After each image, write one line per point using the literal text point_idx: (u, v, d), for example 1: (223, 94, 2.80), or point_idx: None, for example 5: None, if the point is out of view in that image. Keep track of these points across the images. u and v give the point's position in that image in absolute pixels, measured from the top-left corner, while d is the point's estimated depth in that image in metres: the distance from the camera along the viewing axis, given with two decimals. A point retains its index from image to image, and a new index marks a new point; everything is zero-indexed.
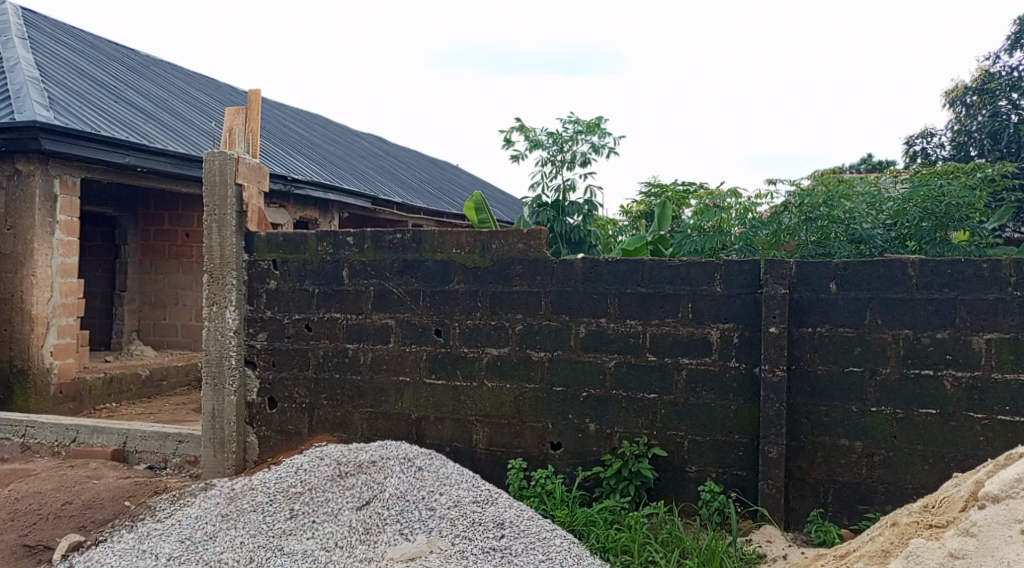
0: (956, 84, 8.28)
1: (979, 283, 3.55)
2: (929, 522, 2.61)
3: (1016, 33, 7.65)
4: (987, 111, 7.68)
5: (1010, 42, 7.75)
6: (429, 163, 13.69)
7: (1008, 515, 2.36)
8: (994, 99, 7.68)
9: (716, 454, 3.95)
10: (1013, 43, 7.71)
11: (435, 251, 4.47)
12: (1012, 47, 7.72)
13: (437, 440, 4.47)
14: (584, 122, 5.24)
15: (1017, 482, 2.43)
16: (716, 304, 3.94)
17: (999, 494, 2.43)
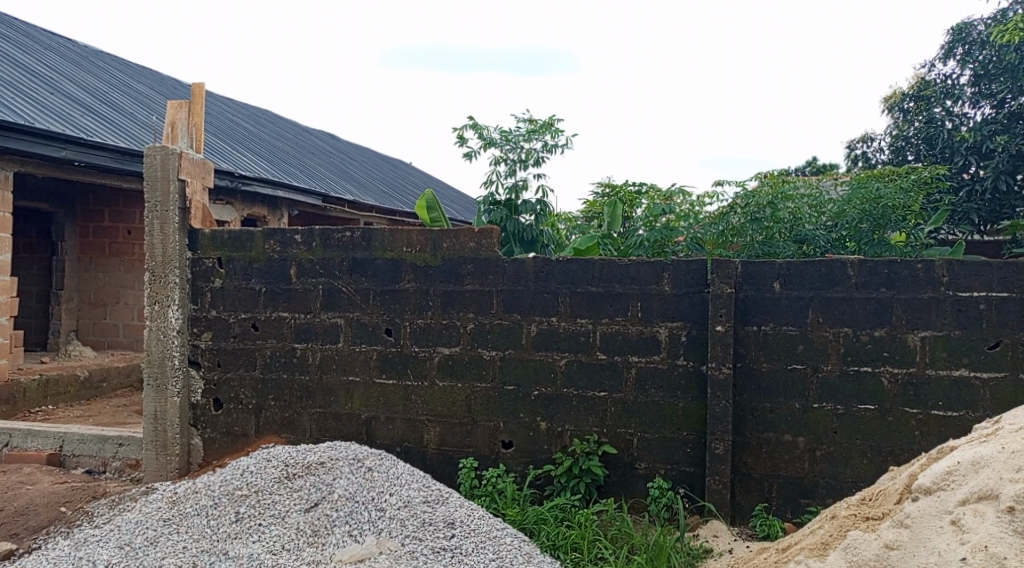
0: (894, 91, 8.53)
1: (914, 282, 3.66)
2: (865, 514, 2.69)
3: (949, 42, 7.92)
4: (923, 117, 7.96)
5: (944, 51, 8.02)
6: (383, 162, 13.60)
7: (940, 506, 2.43)
8: (929, 105, 7.94)
9: (664, 451, 4.00)
10: (947, 52, 7.97)
11: (385, 249, 4.44)
12: (945, 56, 7.99)
13: (387, 440, 4.44)
14: (536, 121, 5.25)
15: (947, 474, 2.51)
16: (665, 303, 3.99)
17: (931, 487, 2.51)
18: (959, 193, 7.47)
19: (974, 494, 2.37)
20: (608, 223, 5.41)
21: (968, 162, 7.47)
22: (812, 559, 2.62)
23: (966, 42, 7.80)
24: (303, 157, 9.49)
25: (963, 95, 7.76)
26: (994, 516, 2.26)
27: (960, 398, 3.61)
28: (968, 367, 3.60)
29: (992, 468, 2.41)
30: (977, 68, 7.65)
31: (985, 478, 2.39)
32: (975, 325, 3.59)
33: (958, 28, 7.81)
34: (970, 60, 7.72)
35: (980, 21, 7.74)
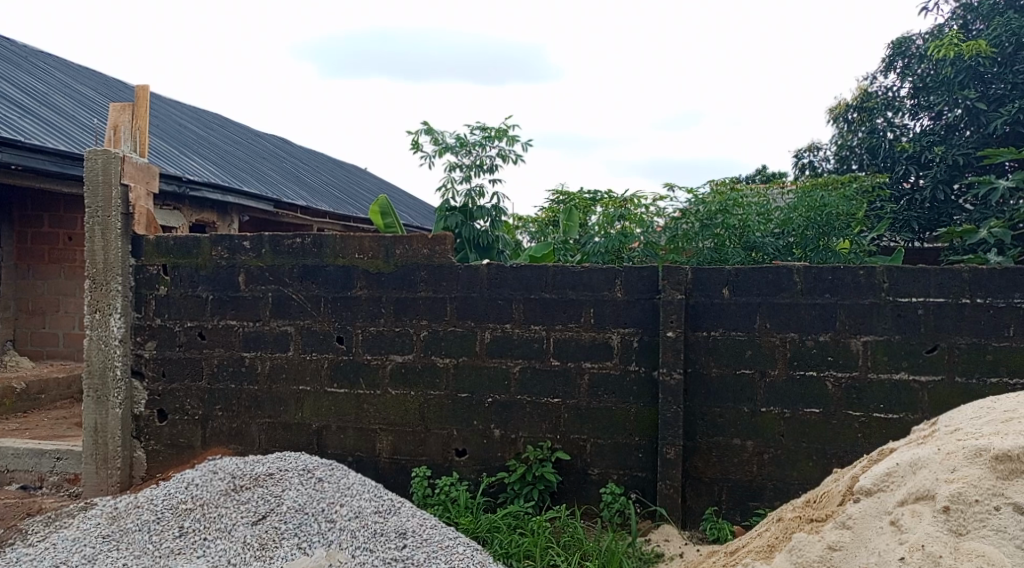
0: (838, 102, 8.75)
1: (857, 288, 3.73)
2: (809, 516, 2.74)
3: (890, 56, 8.15)
4: (866, 128, 8.19)
5: (885, 64, 8.25)
6: (337, 167, 13.49)
7: (880, 507, 2.48)
8: (872, 116, 8.17)
9: (617, 457, 4.02)
10: (888, 65, 8.20)
11: (336, 256, 4.39)
12: (886, 69, 8.21)
13: (339, 450, 4.38)
14: (490, 128, 5.25)
15: (887, 476, 2.57)
16: (616, 309, 4.02)
17: (871, 488, 2.57)
18: (900, 202, 7.65)
19: (912, 494, 2.42)
20: (562, 231, 5.37)
21: (908, 171, 7.66)
22: (758, 562, 2.67)
23: (905, 56, 8.03)
24: (255, 161, 9.34)
25: (904, 107, 7.98)
26: (931, 515, 2.31)
27: (900, 400, 3.69)
28: (907, 370, 3.68)
29: (929, 468, 2.47)
30: (915, 81, 7.88)
31: (922, 478, 2.44)
32: (913, 330, 3.68)
33: (898, 42, 8.05)
34: (909, 74, 7.95)
35: (918, 36, 8.01)
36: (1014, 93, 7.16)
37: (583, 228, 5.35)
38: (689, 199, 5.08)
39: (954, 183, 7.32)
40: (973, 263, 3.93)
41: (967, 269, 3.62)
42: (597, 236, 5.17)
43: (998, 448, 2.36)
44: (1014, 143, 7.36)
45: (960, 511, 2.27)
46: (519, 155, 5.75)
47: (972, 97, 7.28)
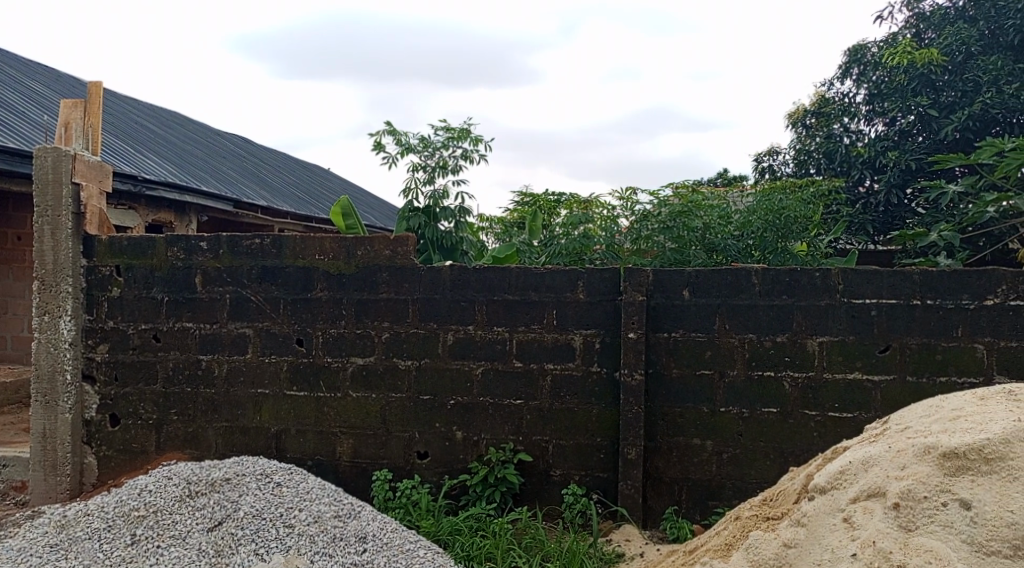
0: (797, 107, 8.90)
1: (813, 289, 3.80)
2: (766, 515, 2.79)
3: (846, 63, 8.34)
4: (823, 133, 8.35)
5: (841, 71, 8.43)
6: (298, 167, 13.32)
7: (833, 504, 2.53)
8: (829, 122, 8.35)
9: (579, 458, 4.04)
10: (845, 72, 8.38)
11: (296, 257, 4.33)
12: (842, 77, 8.40)
13: (298, 454, 4.33)
14: (453, 129, 5.23)
15: (840, 474, 2.63)
16: (579, 311, 4.03)
17: (825, 486, 2.62)
18: (855, 206, 7.82)
19: (864, 492, 2.47)
20: (528, 232, 5.47)
21: (863, 176, 7.88)
22: (716, 561, 2.71)
23: (861, 63, 8.22)
24: (212, 160, 9.17)
25: (859, 113, 8.15)
26: (882, 512, 2.35)
27: (854, 399, 3.76)
28: (861, 370, 3.76)
29: (880, 466, 2.52)
30: (870, 88, 8.05)
31: (874, 477, 2.50)
32: (867, 330, 3.75)
33: (854, 50, 8.24)
34: (865, 81, 8.13)
35: (873, 44, 8.22)
36: (964, 100, 7.42)
37: (547, 230, 5.36)
38: (651, 201, 5.10)
39: (907, 188, 7.51)
40: (924, 266, 4.03)
41: (917, 270, 3.70)
42: (561, 238, 5.20)
43: (946, 446, 2.41)
44: (963, 149, 7.60)
45: (909, 507, 2.31)
46: (483, 156, 5.73)
47: (925, 104, 7.51)
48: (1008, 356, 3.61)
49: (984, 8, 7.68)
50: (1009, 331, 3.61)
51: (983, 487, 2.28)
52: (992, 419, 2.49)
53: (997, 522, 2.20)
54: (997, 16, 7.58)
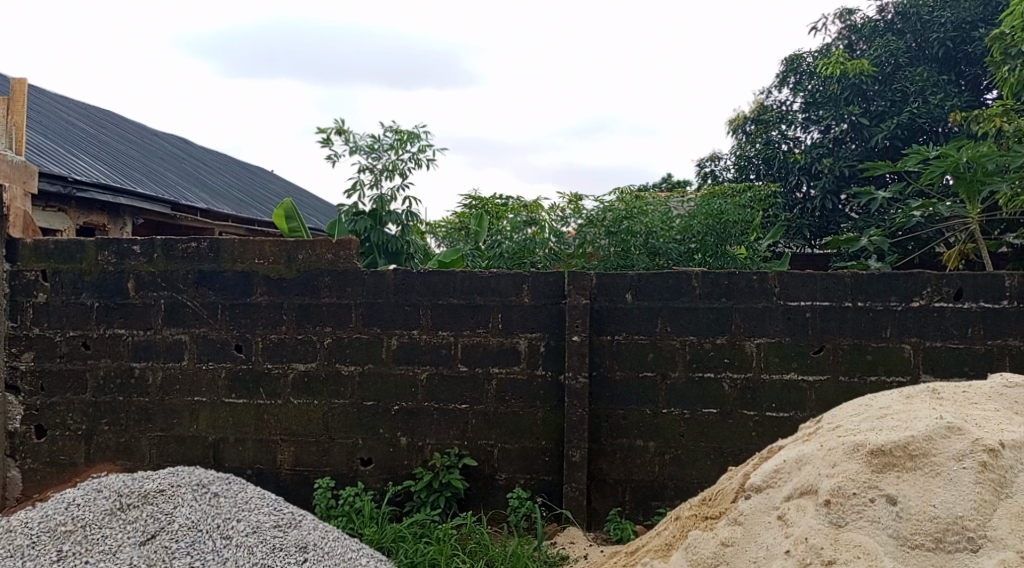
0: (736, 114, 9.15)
1: (750, 292, 3.90)
2: (704, 514, 2.85)
3: (782, 72, 8.64)
4: (761, 140, 8.57)
5: (778, 80, 8.73)
6: (237, 168, 13.02)
7: (768, 503, 2.62)
8: (767, 129, 8.57)
9: (525, 462, 4.06)
10: (782, 80, 8.67)
11: (234, 260, 4.24)
12: (779, 85, 8.68)
13: (237, 463, 4.23)
14: (402, 132, 5.20)
15: (775, 473, 2.71)
16: (523, 315, 4.05)
17: (761, 485, 2.71)
18: (793, 211, 8.13)
19: (797, 490, 2.55)
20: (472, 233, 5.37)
21: (800, 181, 8.17)
22: (657, 561, 2.77)
23: (797, 72, 8.54)
24: (147, 160, 8.89)
25: (795, 120, 8.41)
26: (814, 509, 2.42)
27: (790, 399, 3.88)
28: (797, 370, 3.87)
29: (813, 464, 2.60)
30: (806, 97, 8.36)
31: (807, 474, 2.58)
32: (802, 332, 3.87)
33: (790, 60, 8.57)
34: (801, 89, 8.42)
35: (808, 54, 8.54)
36: (892, 110, 7.76)
37: (492, 232, 5.28)
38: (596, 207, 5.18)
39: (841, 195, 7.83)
40: (855, 269, 4.18)
41: (849, 274, 3.83)
42: (505, 241, 5.23)
43: (874, 444, 2.49)
44: (893, 156, 7.93)
45: (840, 503, 2.37)
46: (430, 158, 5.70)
47: (857, 113, 7.82)
48: (934, 356, 3.78)
49: (912, 21, 8.14)
50: (934, 332, 3.78)
51: (908, 483, 2.36)
52: (916, 417, 2.61)
53: (921, 516, 2.26)
54: (923, 29, 8.07)
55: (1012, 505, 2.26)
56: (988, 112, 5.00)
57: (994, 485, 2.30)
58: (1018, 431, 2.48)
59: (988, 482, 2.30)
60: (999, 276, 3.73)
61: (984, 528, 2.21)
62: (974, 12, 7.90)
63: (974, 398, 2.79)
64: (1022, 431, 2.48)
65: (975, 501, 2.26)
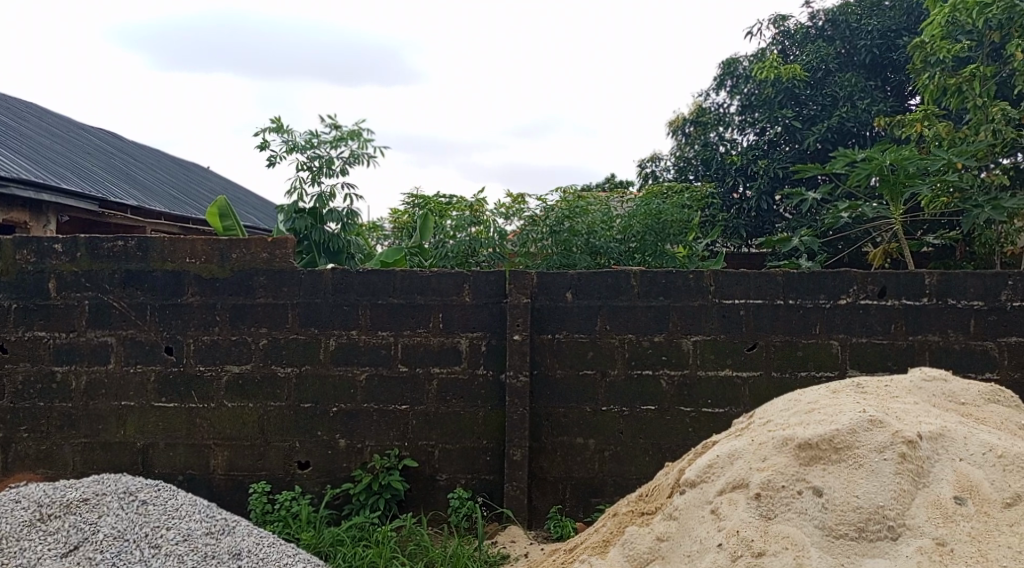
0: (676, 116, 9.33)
1: (687, 291, 3.98)
2: (641, 510, 2.91)
3: (720, 75, 8.85)
4: (700, 142, 8.82)
5: (716, 82, 8.93)
6: (170, 162, 12.63)
7: (702, 497, 2.63)
8: (706, 131, 8.81)
9: (466, 461, 4.05)
10: (719, 84, 8.88)
11: (164, 260, 4.10)
12: (718, 87, 8.89)
13: (167, 469, 4.10)
14: (341, 129, 5.12)
15: (709, 467, 2.72)
16: (464, 314, 4.04)
17: (695, 480, 2.71)
18: (730, 211, 8.36)
19: (729, 484, 2.56)
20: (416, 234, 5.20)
21: (737, 183, 8.39)
22: (594, 557, 2.79)
23: (734, 76, 8.75)
24: (71, 154, 8.52)
25: (733, 123, 8.63)
26: (745, 502, 2.45)
27: (724, 395, 3.98)
28: (731, 367, 3.98)
29: (744, 459, 2.63)
30: (742, 100, 8.58)
31: (739, 469, 2.60)
32: (737, 329, 3.97)
33: (727, 63, 8.78)
34: (738, 92, 8.65)
35: (744, 59, 8.77)
36: (824, 114, 8.06)
37: (438, 231, 5.24)
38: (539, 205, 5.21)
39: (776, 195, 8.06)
40: (787, 267, 4.31)
41: (781, 273, 3.95)
42: (449, 241, 5.20)
43: (802, 438, 2.54)
44: (822, 159, 8.27)
45: (769, 496, 2.42)
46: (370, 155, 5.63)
47: (790, 116, 8.05)
48: (860, 351, 3.94)
49: (841, 29, 8.42)
50: (859, 329, 3.93)
51: (833, 475, 2.42)
52: (843, 411, 2.69)
53: (845, 506, 2.32)
54: (852, 36, 8.35)
55: (929, 494, 2.32)
56: (911, 116, 5.22)
57: (913, 475, 2.36)
58: (935, 423, 2.57)
59: (907, 473, 2.36)
60: (920, 274, 3.90)
61: (903, 517, 2.27)
62: (899, 21, 8.22)
63: (896, 392, 2.92)
64: (938, 423, 2.58)
65: (895, 491, 2.32)
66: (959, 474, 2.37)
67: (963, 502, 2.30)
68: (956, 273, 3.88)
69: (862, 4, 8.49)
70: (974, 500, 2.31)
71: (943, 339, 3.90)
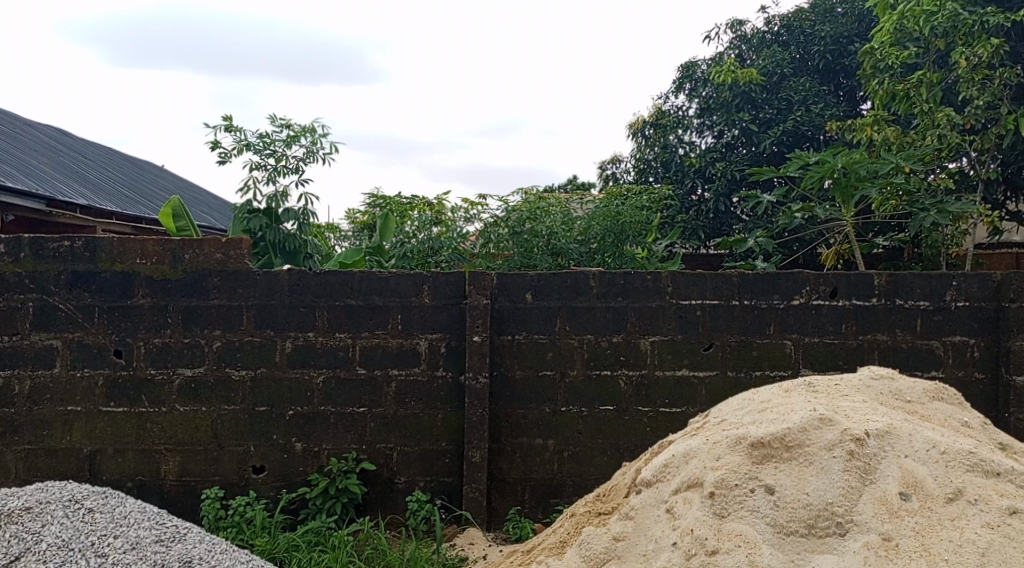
0: (636, 118, 9.29)
1: (645, 291, 4.02)
2: (598, 510, 2.92)
3: (679, 78, 8.98)
4: (659, 144, 8.88)
5: (675, 86, 9.04)
6: (121, 160, 12.31)
7: (658, 496, 2.66)
8: (666, 133, 8.87)
9: (424, 464, 4.03)
10: (678, 87, 8.99)
11: (112, 260, 3.98)
12: (676, 91, 9.00)
13: (115, 476, 3.98)
14: (294, 126, 5.05)
15: (664, 467, 2.76)
16: (424, 315, 4.02)
17: (651, 479, 2.75)
18: (688, 213, 8.47)
19: (684, 483, 2.58)
20: (376, 233, 5.17)
21: (695, 185, 8.52)
22: (552, 558, 2.80)
23: (693, 79, 8.91)
24: (16, 151, 8.23)
25: (691, 125, 8.75)
26: (699, 501, 2.47)
27: (681, 395, 4.03)
28: (688, 367, 4.03)
29: (699, 458, 2.65)
30: (700, 102, 8.70)
31: (693, 468, 2.62)
32: (693, 329, 4.03)
33: (686, 67, 8.91)
34: (695, 96, 8.76)
35: (703, 62, 8.92)
36: (779, 117, 8.28)
37: (400, 232, 5.20)
38: (500, 206, 5.18)
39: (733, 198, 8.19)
40: (743, 268, 4.39)
41: (737, 274, 4.02)
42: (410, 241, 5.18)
43: (755, 437, 2.58)
44: (777, 162, 8.48)
45: (723, 495, 2.43)
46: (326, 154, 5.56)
47: (746, 119, 8.26)
48: (813, 351, 4.03)
49: (796, 34, 8.65)
50: (812, 329, 4.02)
51: (784, 473, 2.45)
52: (795, 410, 2.74)
53: (796, 503, 2.35)
54: (806, 42, 8.60)
55: (875, 491, 2.35)
56: (861, 121, 5.37)
57: (860, 472, 2.39)
58: (881, 421, 2.61)
59: (855, 470, 2.39)
60: (869, 276, 4.00)
61: (850, 513, 2.30)
62: (852, 27, 8.43)
63: (846, 391, 2.99)
64: (885, 421, 2.62)
65: (842, 488, 2.35)
66: (905, 470, 2.40)
67: (908, 497, 2.33)
68: (904, 274, 3.99)
69: (816, 11, 8.69)
70: (919, 495, 2.34)
71: (891, 339, 4.01)
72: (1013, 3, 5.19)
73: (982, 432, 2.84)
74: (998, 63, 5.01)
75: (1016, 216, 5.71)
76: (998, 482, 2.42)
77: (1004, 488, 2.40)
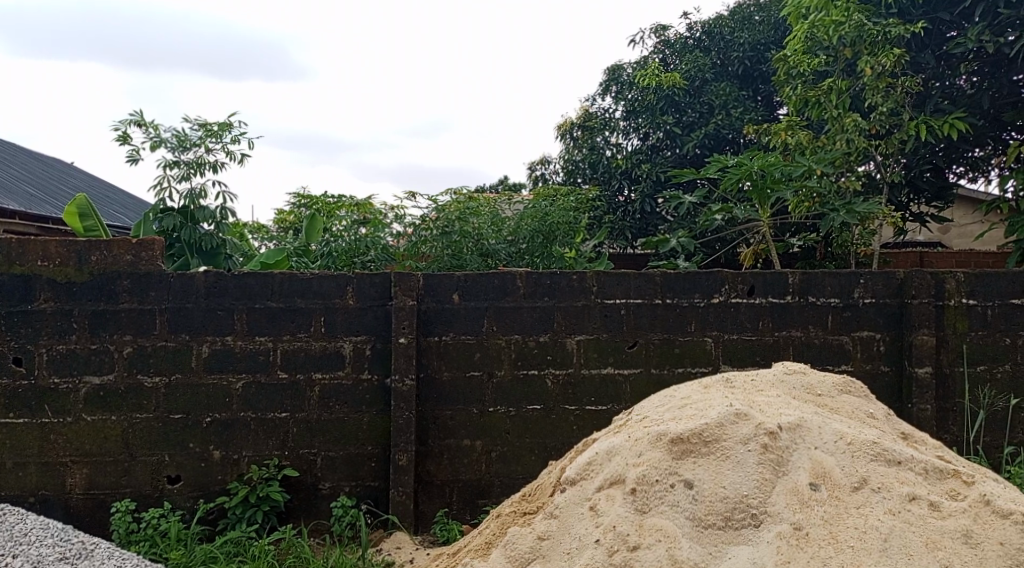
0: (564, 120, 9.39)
1: (571, 291, 4.06)
2: (524, 510, 2.91)
3: (606, 81, 9.05)
4: (587, 145, 8.99)
5: (601, 88, 9.16)
6: (26, 156, 11.68)
7: (581, 494, 2.67)
8: (592, 135, 9.00)
9: (349, 468, 3.95)
10: (604, 90, 9.10)
11: (11, 263, 3.75)
12: (603, 93, 9.12)
13: (16, 491, 3.77)
14: (210, 123, 4.88)
15: (588, 465, 2.78)
16: (348, 317, 3.94)
17: (575, 478, 2.77)
18: (615, 214, 8.61)
19: (607, 480, 2.62)
20: (304, 235, 5.13)
21: (622, 186, 8.67)
22: (476, 560, 2.74)
23: (619, 82, 8.99)
24: None
25: (618, 127, 8.88)
26: (621, 498, 2.50)
27: (607, 393, 4.08)
28: (613, 365, 4.08)
29: (621, 455, 2.68)
30: (626, 105, 8.84)
31: (616, 466, 2.65)
32: (618, 328, 4.09)
33: (612, 69, 9.03)
34: (621, 98, 8.90)
35: (628, 65, 9.06)
36: (701, 120, 8.53)
37: (327, 234, 5.10)
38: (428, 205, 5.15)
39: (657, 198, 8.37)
40: (668, 269, 4.49)
41: (659, 274, 4.10)
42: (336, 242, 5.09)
43: (673, 432, 2.61)
44: (699, 165, 8.73)
45: (643, 491, 2.47)
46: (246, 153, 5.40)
47: (670, 122, 8.50)
48: (733, 348, 4.15)
49: (717, 40, 8.90)
50: (731, 326, 4.14)
51: (702, 467, 2.50)
52: (713, 406, 2.80)
53: (713, 496, 2.40)
54: (726, 48, 8.84)
55: (787, 482, 2.43)
56: (778, 126, 5.57)
57: (774, 464, 2.46)
58: (794, 414, 2.70)
59: (769, 463, 2.46)
60: (784, 275, 4.16)
61: (764, 504, 2.37)
62: (767, 35, 8.74)
63: (761, 386, 3.08)
64: (797, 414, 2.71)
65: (757, 480, 2.42)
66: (815, 461, 2.48)
67: (818, 487, 2.41)
68: (816, 273, 4.16)
69: (734, 17, 8.96)
70: (827, 485, 2.42)
71: (805, 335, 4.17)
72: (913, 16, 5.49)
73: (886, 423, 2.97)
74: (901, 72, 5.28)
75: (920, 217, 6.03)
76: (901, 470, 2.52)
77: (906, 475, 2.50)
